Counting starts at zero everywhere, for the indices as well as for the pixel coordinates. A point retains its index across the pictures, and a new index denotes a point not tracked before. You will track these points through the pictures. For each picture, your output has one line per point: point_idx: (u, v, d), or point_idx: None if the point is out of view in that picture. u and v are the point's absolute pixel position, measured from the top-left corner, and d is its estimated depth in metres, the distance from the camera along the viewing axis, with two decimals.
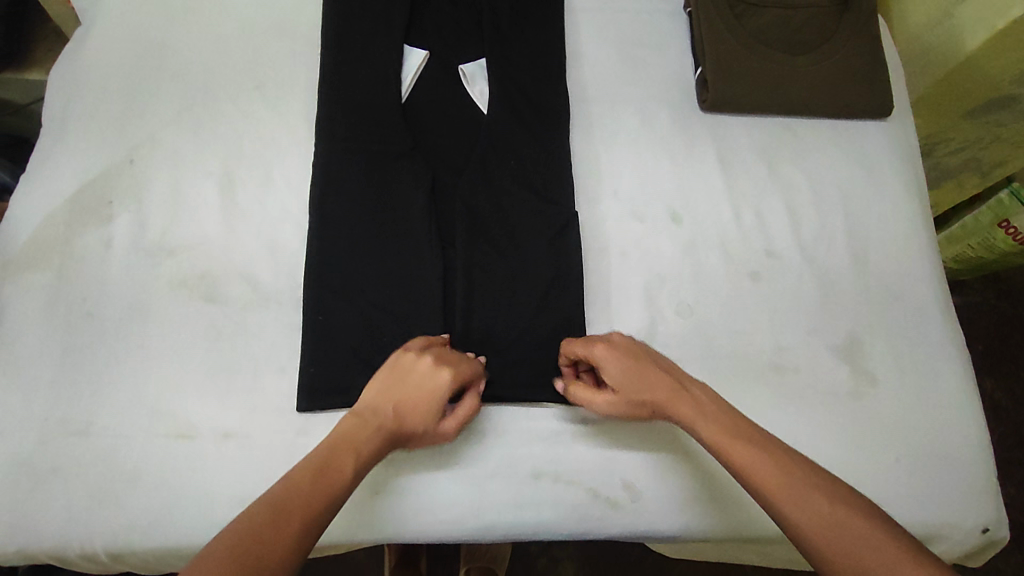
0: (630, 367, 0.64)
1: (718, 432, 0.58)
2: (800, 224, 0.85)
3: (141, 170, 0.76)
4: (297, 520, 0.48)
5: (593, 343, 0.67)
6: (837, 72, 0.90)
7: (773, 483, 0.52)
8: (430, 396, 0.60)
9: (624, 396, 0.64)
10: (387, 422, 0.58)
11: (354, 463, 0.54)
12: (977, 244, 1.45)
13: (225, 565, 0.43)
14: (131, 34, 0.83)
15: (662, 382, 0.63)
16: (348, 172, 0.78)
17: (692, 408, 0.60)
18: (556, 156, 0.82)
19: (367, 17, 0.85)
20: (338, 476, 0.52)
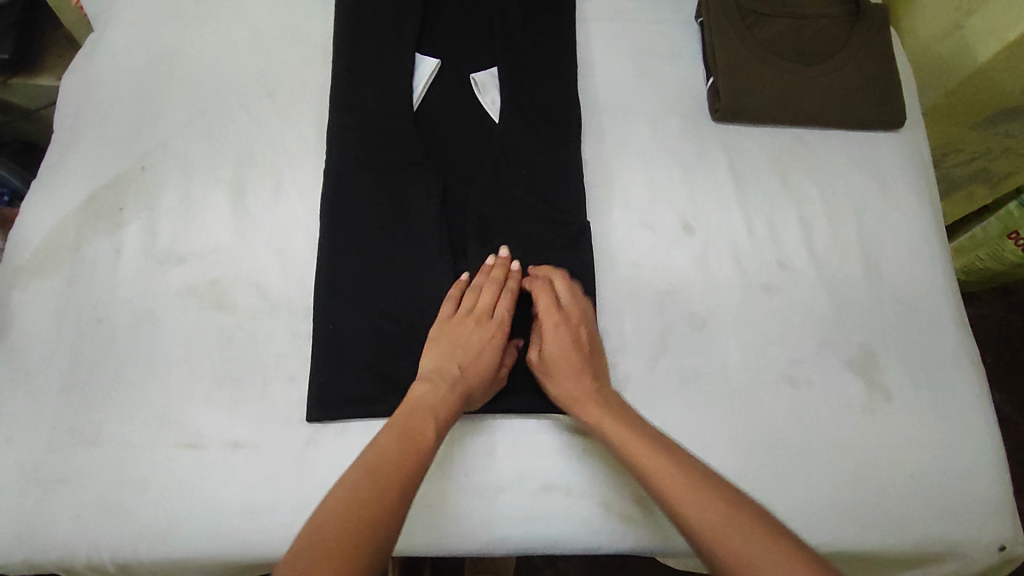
0: (568, 360, 0.68)
1: (627, 441, 0.61)
2: (812, 235, 0.84)
3: (152, 177, 0.76)
4: (394, 486, 0.54)
5: (550, 316, 0.70)
6: (850, 83, 0.90)
7: (681, 496, 0.54)
8: (488, 349, 0.68)
9: (546, 377, 0.69)
10: (457, 381, 0.65)
11: (433, 426, 0.60)
12: (986, 255, 1.45)
13: (341, 523, 0.49)
14: (142, 41, 0.84)
15: (587, 378, 0.67)
16: (360, 180, 0.77)
17: (604, 412, 0.64)
18: (567, 166, 0.82)
19: (379, 26, 0.85)
20: (422, 439, 0.59)
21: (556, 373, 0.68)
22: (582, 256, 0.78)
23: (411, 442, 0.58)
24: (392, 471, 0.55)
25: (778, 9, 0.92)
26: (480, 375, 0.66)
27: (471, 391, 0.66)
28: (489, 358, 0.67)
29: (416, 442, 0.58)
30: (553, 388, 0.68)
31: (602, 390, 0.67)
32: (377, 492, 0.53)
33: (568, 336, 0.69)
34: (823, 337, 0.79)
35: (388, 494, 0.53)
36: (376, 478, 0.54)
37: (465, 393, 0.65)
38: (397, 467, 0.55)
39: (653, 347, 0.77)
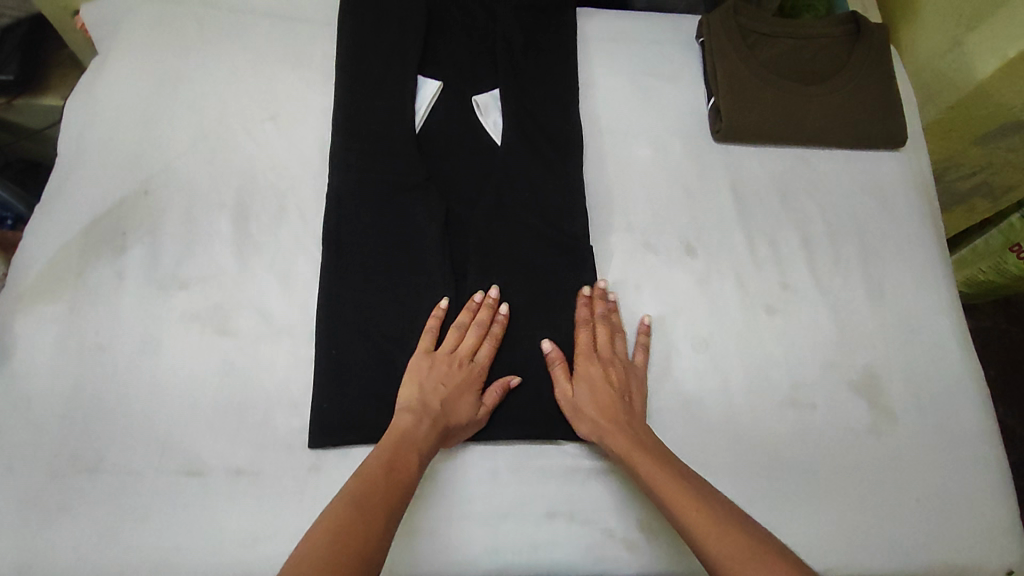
0: (603, 394, 0.69)
1: (652, 467, 0.63)
2: (815, 256, 0.84)
3: (156, 201, 0.76)
4: (372, 521, 0.55)
5: (601, 361, 0.72)
6: (850, 103, 0.90)
7: (710, 535, 0.55)
8: (467, 390, 0.69)
9: (577, 405, 0.70)
10: (435, 421, 0.65)
11: (416, 462, 0.62)
12: (989, 267, 1.45)
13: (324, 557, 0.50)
14: (145, 65, 0.84)
15: (618, 413, 0.68)
16: (363, 204, 0.78)
17: (631, 445, 0.65)
18: (569, 188, 0.82)
19: (381, 48, 0.86)
20: (404, 475, 0.60)
21: (589, 404, 0.69)
22: (584, 278, 0.78)
23: (396, 474, 0.60)
24: (377, 500, 0.57)
25: (779, 29, 0.92)
26: (460, 415, 0.67)
27: (448, 431, 0.66)
28: (468, 398, 0.68)
29: (401, 474, 0.60)
30: (579, 417, 0.70)
31: (631, 424, 0.68)
32: (363, 518, 0.54)
33: (604, 373, 0.71)
34: (828, 359, 0.79)
35: (371, 521, 0.54)
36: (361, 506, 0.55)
37: (442, 434, 0.66)
38: (380, 498, 0.57)
39: (656, 369, 0.77)
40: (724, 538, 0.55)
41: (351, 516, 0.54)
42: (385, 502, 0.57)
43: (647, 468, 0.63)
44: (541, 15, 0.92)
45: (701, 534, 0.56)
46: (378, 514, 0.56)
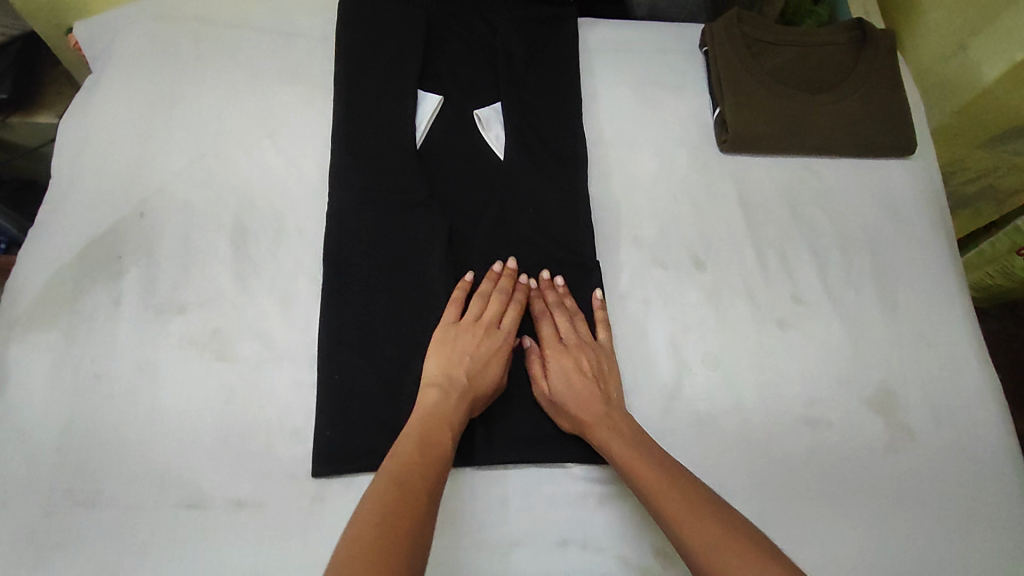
0: (577, 385, 0.68)
1: (629, 455, 0.62)
2: (826, 267, 0.83)
3: (152, 223, 0.74)
4: (418, 490, 0.54)
5: (563, 355, 0.70)
6: (859, 110, 0.88)
7: (693, 528, 0.54)
8: (495, 358, 0.69)
9: (555, 401, 0.69)
10: (463, 391, 0.65)
11: (449, 432, 0.62)
12: (997, 270, 1.42)
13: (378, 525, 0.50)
14: (140, 84, 0.82)
15: (596, 401, 0.67)
16: (364, 223, 0.76)
17: (613, 436, 0.64)
18: (574, 204, 0.81)
19: (380, 63, 0.84)
20: (439, 445, 0.60)
21: (566, 400, 0.68)
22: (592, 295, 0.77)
23: (433, 448, 0.59)
24: (414, 478, 0.56)
25: (784, 36, 0.91)
26: (487, 384, 0.67)
27: (475, 400, 0.66)
28: (496, 366, 0.68)
29: (435, 449, 0.59)
30: (562, 414, 0.69)
31: (611, 412, 0.67)
32: (405, 498, 0.53)
33: (575, 362, 0.70)
34: (842, 374, 0.77)
35: (414, 499, 0.53)
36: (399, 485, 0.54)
37: (471, 402, 0.66)
38: (417, 476, 0.56)
39: (667, 387, 0.75)
40: (708, 532, 0.53)
41: (389, 500, 0.52)
42: (424, 481, 0.56)
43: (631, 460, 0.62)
44: (542, 26, 0.90)
45: (683, 528, 0.55)
46: (417, 494, 0.54)
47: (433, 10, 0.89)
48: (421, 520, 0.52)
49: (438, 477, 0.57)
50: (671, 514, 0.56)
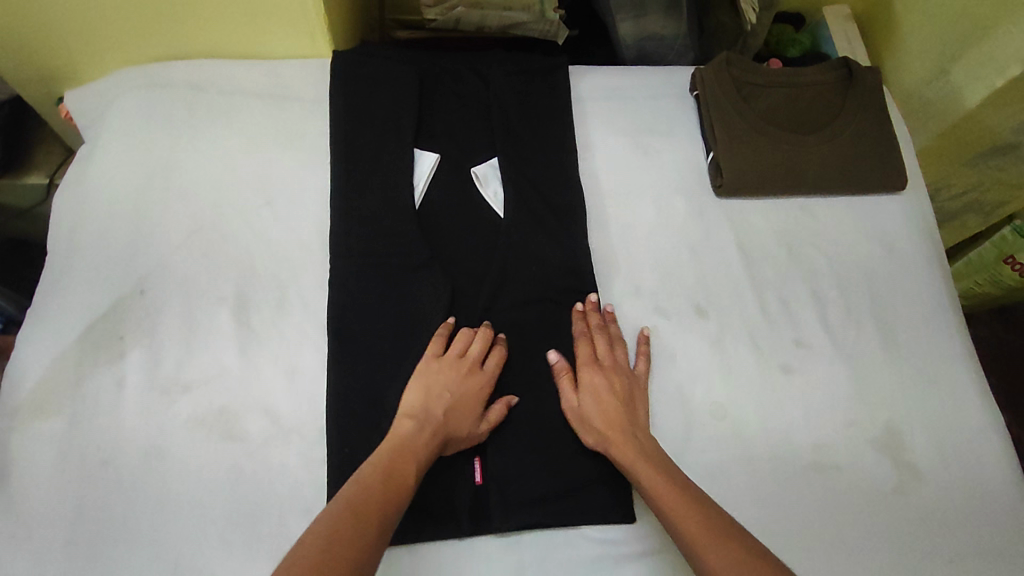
0: (604, 398, 0.70)
1: (651, 473, 0.64)
2: (826, 309, 0.84)
3: (153, 300, 0.74)
4: (367, 527, 0.55)
5: (602, 372, 0.72)
6: (850, 149, 0.89)
7: (697, 532, 0.57)
8: (471, 399, 0.70)
9: (580, 416, 0.71)
10: (438, 428, 0.66)
11: (415, 466, 0.62)
12: (984, 280, 1.44)
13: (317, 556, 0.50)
14: (133, 155, 0.82)
15: (623, 420, 0.69)
16: (366, 288, 0.76)
17: (639, 455, 0.66)
18: (574, 258, 0.81)
19: (375, 123, 0.84)
20: (402, 481, 0.60)
21: (590, 414, 0.70)
22: None
23: (394, 478, 0.60)
24: (376, 504, 0.57)
25: (772, 78, 0.92)
26: (463, 423, 0.68)
27: (450, 437, 0.67)
28: (471, 410, 0.69)
29: (400, 479, 0.60)
30: (585, 430, 0.71)
31: (631, 426, 0.69)
32: (359, 522, 0.55)
33: (608, 384, 0.72)
34: (848, 417, 0.78)
35: (365, 523, 0.55)
36: (358, 507, 0.56)
37: (445, 439, 0.67)
38: (378, 503, 0.57)
39: (676, 440, 0.75)
40: (712, 538, 0.56)
41: (348, 522, 0.54)
42: (384, 509, 0.57)
43: (646, 471, 0.64)
44: (534, 77, 0.91)
45: (689, 532, 0.58)
46: (376, 519, 0.56)
47: (425, 67, 0.90)
48: (369, 541, 0.54)
49: (398, 506, 0.58)
50: (678, 520, 0.59)
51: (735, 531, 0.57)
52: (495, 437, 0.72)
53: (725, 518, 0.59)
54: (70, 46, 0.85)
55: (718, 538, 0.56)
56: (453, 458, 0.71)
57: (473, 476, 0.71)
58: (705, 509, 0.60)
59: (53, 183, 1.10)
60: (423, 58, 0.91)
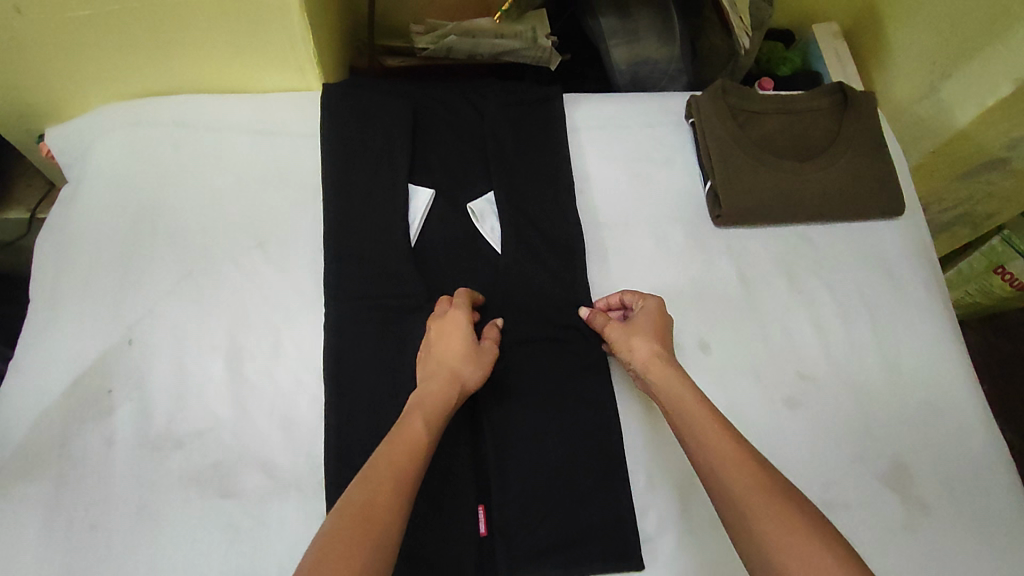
0: (654, 328, 0.71)
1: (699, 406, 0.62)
2: (828, 339, 0.83)
3: (141, 350, 0.71)
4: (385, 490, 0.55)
5: (657, 314, 0.73)
6: (847, 176, 0.89)
7: (724, 460, 0.57)
8: (455, 332, 0.69)
9: (626, 332, 0.71)
10: (434, 375, 0.66)
11: (421, 417, 0.61)
12: (976, 290, 1.46)
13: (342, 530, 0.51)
14: (117, 197, 0.79)
15: (666, 355, 0.68)
16: (363, 333, 0.74)
17: (681, 384, 0.65)
18: (574, 295, 0.80)
19: (368, 159, 0.83)
20: (410, 435, 0.59)
21: (637, 330, 0.71)
22: (602, 392, 0.76)
23: (402, 441, 0.59)
24: (387, 472, 0.56)
25: (769, 105, 0.91)
26: (454, 354, 0.67)
27: (452, 375, 0.66)
28: (457, 339, 0.68)
29: (410, 440, 0.59)
30: (628, 348, 0.71)
31: (669, 356, 0.69)
32: (375, 493, 0.54)
33: (657, 324, 0.71)
34: (854, 450, 0.77)
35: (381, 493, 0.54)
36: (368, 480, 0.55)
37: (448, 379, 0.66)
38: (390, 471, 0.56)
39: (682, 481, 0.74)
40: (739, 468, 0.56)
41: (362, 499, 0.53)
42: (399, 475, 0.56)
43: (682, 395, 0.64)
44: (528, 108, 0.90)
45: (715, 457, 0.58)
46: (390, 487, 0.55)
47: (419, 99, 0.88)
48: (389, 510, 0.53)
49: (414, 467, 0.57)
50: (707, 444, 0.59)
51: (764, 467, 0.57)
52: (499, 485, 0.71)
53: (754, 450, 0.59)
54: (48, 84, 0.82)
55: (746, 470, 0.56)
56: (457, 509, 0.70)
57: (478, 526, 0.69)
58: (735, 439, 0.59)
59: (39, 216, 1.07)
60: (415, 90, 0.89)
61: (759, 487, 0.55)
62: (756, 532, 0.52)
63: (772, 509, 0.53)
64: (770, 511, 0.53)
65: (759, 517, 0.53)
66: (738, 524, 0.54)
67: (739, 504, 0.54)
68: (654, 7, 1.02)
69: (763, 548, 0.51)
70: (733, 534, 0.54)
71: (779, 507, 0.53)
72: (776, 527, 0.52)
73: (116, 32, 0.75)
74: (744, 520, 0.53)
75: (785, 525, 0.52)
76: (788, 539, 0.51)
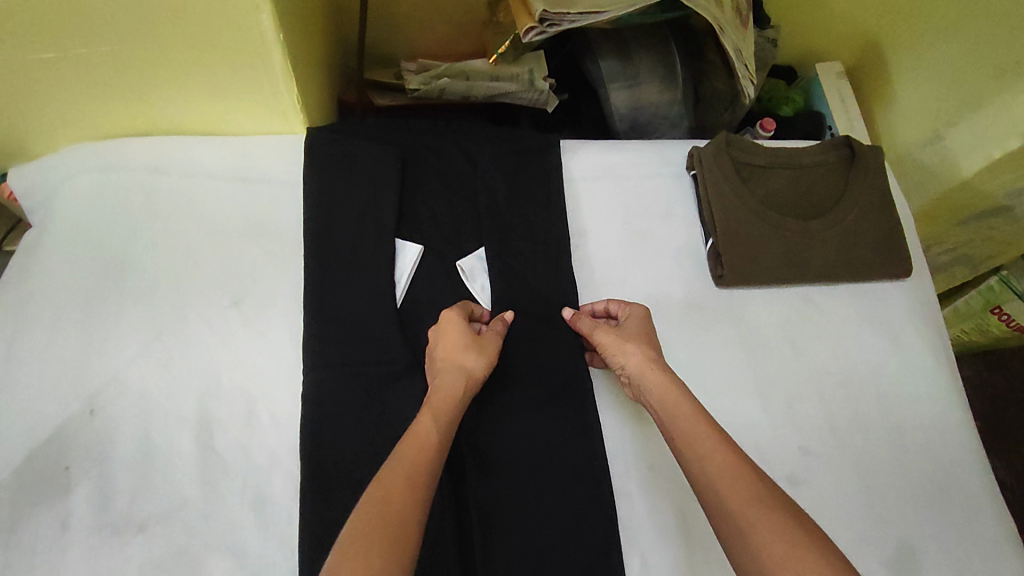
0: (644, 331, 0.70)
1: (685, 411, 0.62)
2: (831, 409, 0.80)
3: (103, 422, 0.67)
4: (403, 486, 0.52)
5: (637, 320, 0.72)
6: (853, 236, 0.86)
7: (722, 472, 0.55)
8: (453, 326, 0.68)
9: (618, 338, 0.70)
10: (440, 373, 0.65)
11: (429, 418, 0.59)
12: (970, 329, 1.41)
13: (369, 528, 0.49)
14: (83, 250, 0.74)
15: (656, 358, 0.67)
16: (344, 405, 0.69)
17: (677, 393, 0.63)
18: (567, 360, 0.76)
19: (354, 211, 0.79)
20: (423, 435, 0.57)
21: (628, 335, 0.70)
22: (597, 469, 0.72)
23: (414, 439, 0.57)
24: (403, 466, 0.54)
25: (768, 152, 0.88)
26: (457, 351, 0.66)
27: (458, 368, 0.65)
28: (458, 337, 0.67)
29: (421, 438, 0.57)
30: (622, 353, 0.69)
31: (659, 360, 0.68)
32: (390, 495, 0.51)
33: (642, 329, 0.71)
34: (860, 532, 0.74)
35: (398, 486, 0.52)
36: (383, 479, 0.53)
37: (454, 373, 0.65)
38: (406, 466, 0.54)
39: (679, 567, 0.70)
40: (732, 477, 0.55)
41: (379, 498, 0.51)
42: (416, 469, 0.54)
43: (679, 406, 0.62)
44: (524, 157, 0.86)
45: (708, 465, 0.57)
46: (407, 481, 0.53)
47: (407, 147, 0.84)
48: (408, 503, 0.51)
49: (429, 465, 0.55)
50: (705, 456, 0.57)
51: (756, 474, 0.55)
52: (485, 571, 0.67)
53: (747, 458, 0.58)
54: (11, 125, 0.77)
55: (744, 478, 0.55)
56: None
57: None
58: (733, 450, 0.57)
59: (2, 249, 1.00)
60: (405, 137, 0.85)
61: (748, 493, 0.53)
62: (754, 543, 0.51)
63: (767, 521, 0.51)
64: (767, 523, 0.51)
65: (751, 524, 0.52)
66: (730, 534, 0.53)
67: (730, 513, 0.53)
68: (657, 52, 0.99)
69: (753, 556, 0.50)
70: (728, 546, 0.53)
71: (769, 514, 0.52)
72: (767, 534, 0.51)
73: (85, 74, 0.70)
74: (739, 530, 0.52)
75: (781, 538, 0.50)
76: (779, 544, 0.50)
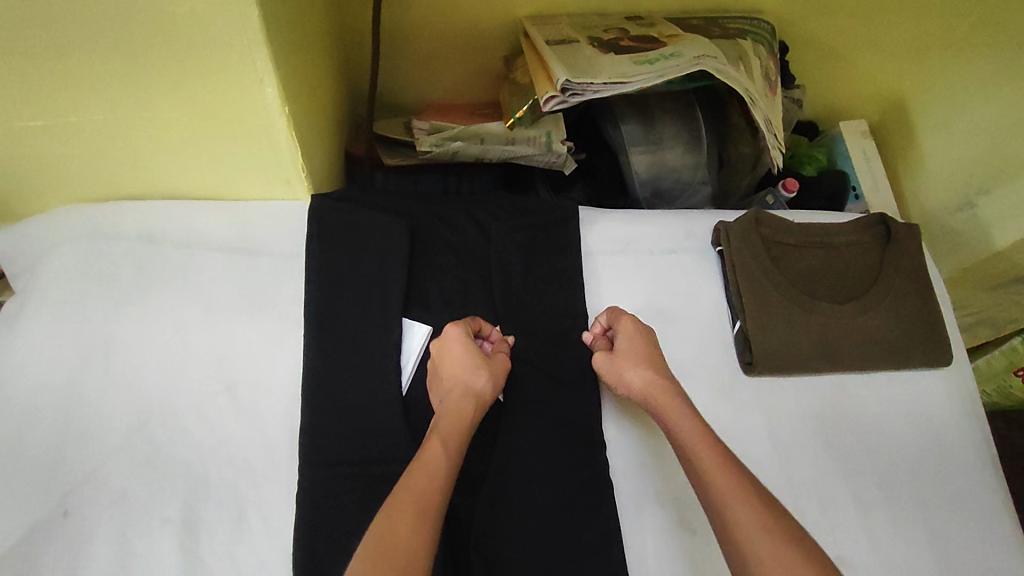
0: (643, 351, 0.68)
1: (695, 430, 0.60)
2: (867, 513, 0.74)
3: (79, 522, 0.61)
4: (409, 519, 0.51)
5: (634, 338, 0.69)
6: (889, 321, 0.80)
7: (729, 497, 0.54)
8: (457, 345, 0.65)
9: (615, 363, 0.68)
10: (449, 397, 0.63)
11: (439, 443, 0.57)
12: (991, 391, 1.28)
13: (375, 564, 0.47)
14: (66, 327, 0.69)
15: (663, 376, 0.66)
16: (341, 508, 0.63)
17: (685, 413, 0.62)
18: (585, 456, 0.71)
19: (357, 286, 0.74)
20: (432, 462, 0.55)
21: (626, 356, 0.68)
22: None
23: (423, 466, 0.55)
24: (411, 495, 0.52)
25: (796, 228, 0.83)
26: (463, 371, 0.64)
27: (464, 390, 0.63)
28: (462, 351, 0.65)
29: (430, 463, 0.56)
30: (622, 379, 0.67)
31: (665, 378, 0.66)
32: (398, 526, 0.50)
33: (642, 345, 0.69)
34: None
35: (403, 520, 0.50)
36: (391, 508, 0.51)
37: (463, 397, 0.63)
38: (413, 497, 0.52)
39: None
40: (738, 500, 0.54)
41: (384, 530, 0.50)
42: (424, 497, 0.53)
43: (685, 429, 0.61)
44: (541, 228, 0.81)
45: (717, 488, 0.55)
46: (413, 514, 0.51)
47: (416, 216, 0.80)
48: (412, 539, 0.49)
49: (439, 493, 0.53)
50: (710, 477, 0.56)
51: (766, 500, 0.54)
52: None
53: (756, 481, 0.56)
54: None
55: (748, 505, 0.53)
56: None
57: None
58: (738, 472, 0.56)
59: None
60: (415, 206, 0.81)
61: (753, 516, 0.52)
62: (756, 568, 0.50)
63: (768, 552, 0.50)
64: (768, 550, 0.50)
65: (755, 548, 0.51)
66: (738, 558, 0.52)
67: (736, 538, 0.52)
68: (679, 116, 0.95)
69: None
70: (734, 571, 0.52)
71: (774, 539, 0.51)
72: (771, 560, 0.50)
73: (75, 139, 0.65)
74: (740, 550, 0.51)
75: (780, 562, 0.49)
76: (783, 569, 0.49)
